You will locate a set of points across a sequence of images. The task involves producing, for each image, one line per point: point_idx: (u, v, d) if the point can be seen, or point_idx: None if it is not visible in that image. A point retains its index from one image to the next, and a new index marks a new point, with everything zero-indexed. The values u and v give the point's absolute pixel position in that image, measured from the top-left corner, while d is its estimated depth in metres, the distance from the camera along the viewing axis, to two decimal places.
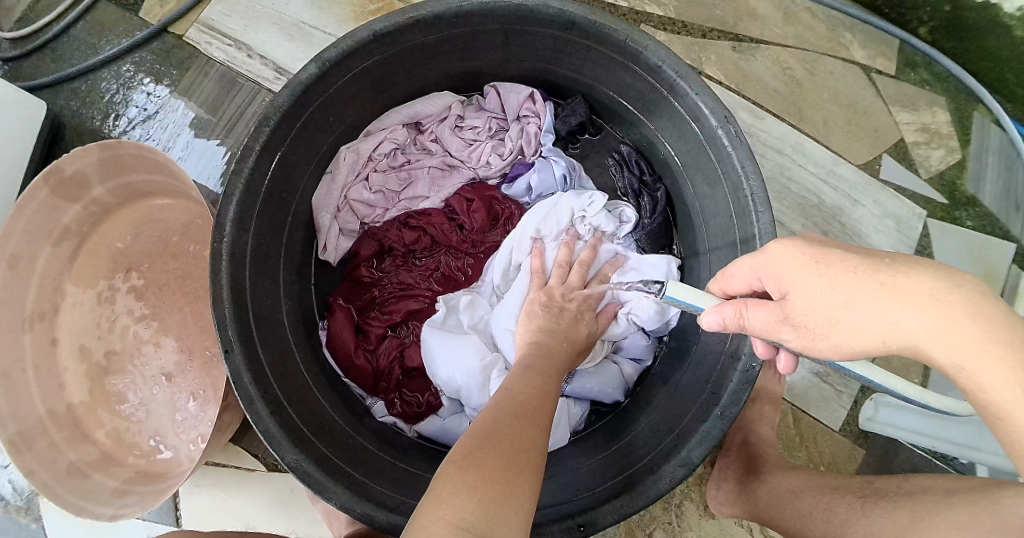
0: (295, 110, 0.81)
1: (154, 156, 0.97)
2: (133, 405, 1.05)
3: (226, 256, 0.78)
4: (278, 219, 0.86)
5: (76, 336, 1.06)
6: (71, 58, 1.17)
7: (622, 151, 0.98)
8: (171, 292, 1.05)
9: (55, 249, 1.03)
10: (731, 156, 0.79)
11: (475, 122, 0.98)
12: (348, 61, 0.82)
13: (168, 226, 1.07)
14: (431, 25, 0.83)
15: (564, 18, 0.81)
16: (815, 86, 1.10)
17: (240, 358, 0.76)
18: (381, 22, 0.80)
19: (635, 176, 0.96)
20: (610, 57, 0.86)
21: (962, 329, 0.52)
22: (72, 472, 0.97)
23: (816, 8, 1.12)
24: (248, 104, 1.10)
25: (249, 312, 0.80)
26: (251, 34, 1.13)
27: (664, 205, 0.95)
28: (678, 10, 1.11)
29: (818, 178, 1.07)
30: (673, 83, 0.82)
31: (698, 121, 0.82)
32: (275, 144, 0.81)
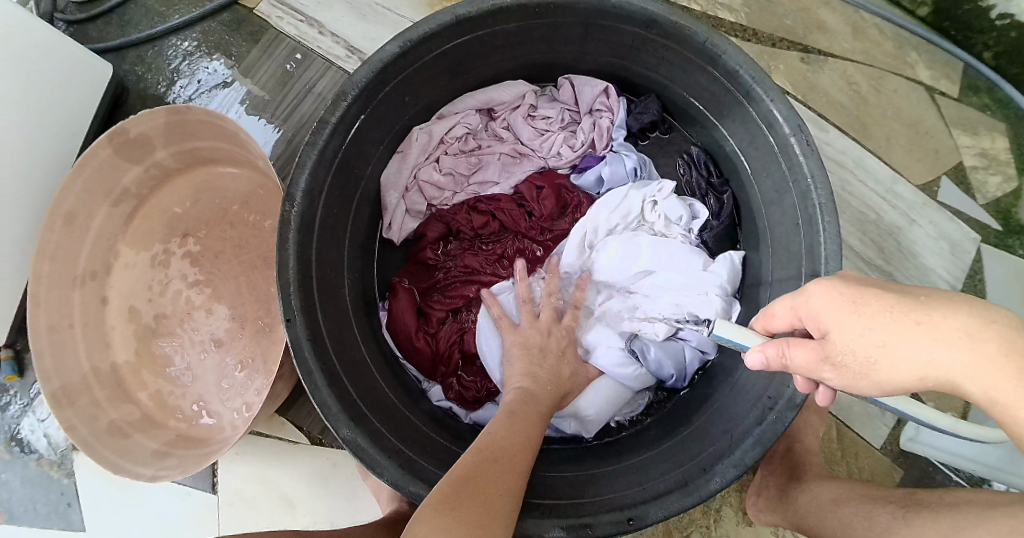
0: (372, 89, 0.82)
1: (221, 125, 0.97)
2: (179, 369, 1.06)
3: (293, 227, 0.79)
4: (346, 194, 0.87)
5: (125, 297, 1.07)
6: (138, 22, 1.19)
7: (691, 152, 0.99)
8: (226, 260, 1.05)
9: (112, 209, 1.04)
10: (802, 165, 0.80)
11: (547, 112, 0.99)
12: (429, 44, 0.83)
13: (228, 195, 1.07)
14: (514, 14, 0.84)
15: (645, 16, 0.82)
16: (880, 102, 1.10)
17: (301, 328, 0.77)
18: (465, 6, 0.81)
19: (703, 177, 0.98)
20: (689, 58, 0.86)
21: (995, 366, 0.51)
22: (112, 431, 0.98)
23: (884, 26, 1.12)
24: (317, 80, 1.12)
25: (314, 285, 0.81)
26: (323, 12, 1.14)
27: (730, 208, 0.97)
28: (749, 17, 1.12)
29: (878, 194, 1.07)
30: (750, 89, 0.82)
31: (770, 126, 0.83)
32: (351, 120, 0.82)
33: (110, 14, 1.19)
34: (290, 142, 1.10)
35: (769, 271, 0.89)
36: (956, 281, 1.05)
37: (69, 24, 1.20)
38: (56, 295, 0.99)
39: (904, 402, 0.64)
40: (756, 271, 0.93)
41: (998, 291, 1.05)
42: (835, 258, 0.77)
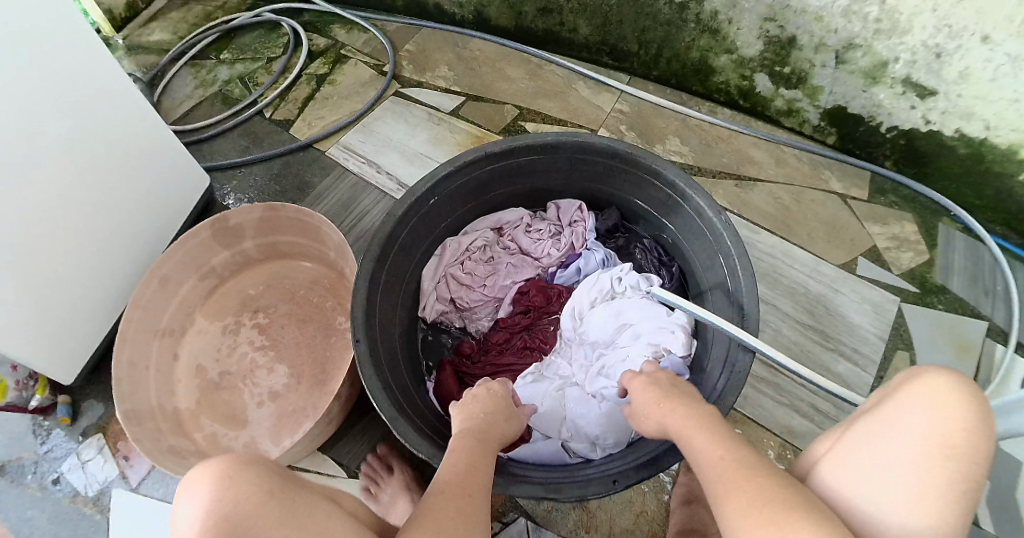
0: (424, 197, 1.13)
1: (307, 219, 1.27)
2: (233, 415, 1.24)
3: (369, 266, 1.05)
4: (399, 269, 1.15)
5: (195, 356, 1.29)
6: (224, 152, 1.57)
7: (644, 242, 1.27)
8: (292, 330, 1.30)
9: (197, 282, 1.31)
10: (724, 236, 1.06)
11: (539, 226, 1.30)
12: (464, 171, 1.16)
13: (297, 281, 1.35)
14: (521, 151, 1.17)
15: (612, 150, 1.15)
16: (800, 210, 1.39)
17: (364, 346, 0.99)
18: (490, 146, 1.15)
19: (655, 257, 1.25)
20: (642, 178, 1.18)
21: (712, 470, 0.76)
22: (172, 452, 1.16)
23: (801, 155, 1.47)
24: (373, 204, 1.46)
25: (375, 319, 1.05)
26: (382, 157, 1.52)
27: (680, 276, 1.23)
28: (694, 159, 1.48)
29: (804, 275, 1.31)
30: (683, 191, 1.11)
31: (699, 216, 1.11)
32: (410, 214, 1.12)
33: (201, 144, 1.59)
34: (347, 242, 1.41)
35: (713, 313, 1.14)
36: (883, 333, 1.24)
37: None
38: (142, 341, 1.23)
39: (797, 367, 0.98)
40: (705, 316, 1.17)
41: (924, 342, 1.23)
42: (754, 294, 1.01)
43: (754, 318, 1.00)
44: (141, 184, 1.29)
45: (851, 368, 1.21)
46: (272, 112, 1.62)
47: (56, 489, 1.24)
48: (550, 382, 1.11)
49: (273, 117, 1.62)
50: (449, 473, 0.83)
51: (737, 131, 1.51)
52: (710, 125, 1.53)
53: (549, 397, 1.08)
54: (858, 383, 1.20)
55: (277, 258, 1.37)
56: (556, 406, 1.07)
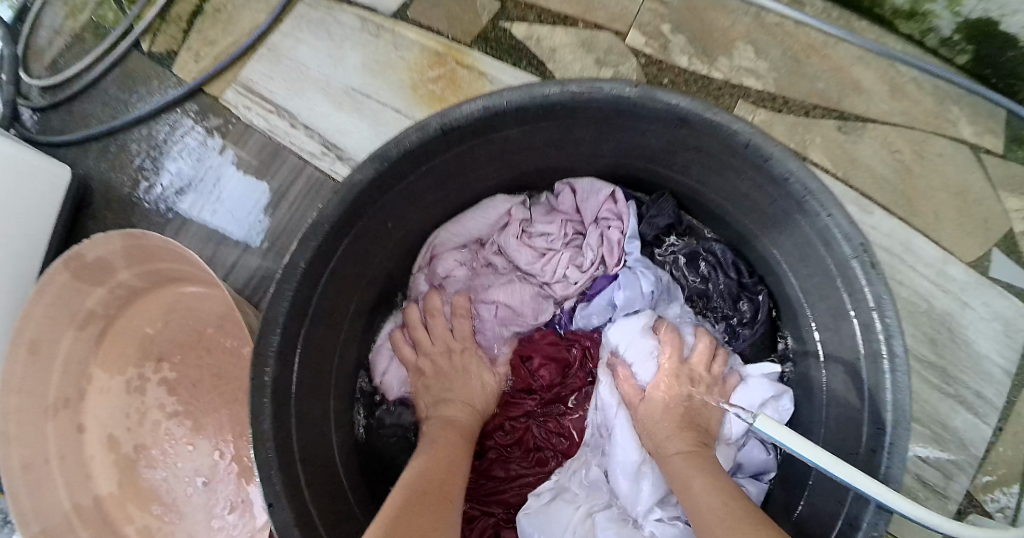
0: (347, 220, 0.73)
1: (175, 251, 0.90)
2: (167, 504, 0.99)
3: (268, 392, 0.70)
4: (324, 348, 0.79)
5: (104, 426, 1.02)
6: (99, 113, 1.10)
7: (714, 251, 0.90)
8: (206, 389, 0.99)
9: (78, 333, 0.99)
10: (866, 291, 0.70)
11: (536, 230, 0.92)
12: (416, 152, 0.73)
13: (202, 315, 1.00)
14: (515, 116, 0.74)
15: (673, 114, 0.72)
16: (923, 171, 1.01)
17: (285, 510, 0.68)
18: (452, 112, 0.71)
19: (732, 277, 0.90)
20: (729, 163, 0.77)
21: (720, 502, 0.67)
22: None
23: (922, 79, 1.03)
24: (291, 181, 1.02)
25: (296, 456, 0.73)
26: (295, 100, 1.05)
27: (766, 312, 0.89)
28: (779, 82, 1.03)
29: (930, 280, 0.98)
30: (803, 200, 0.72)
31: (826, 244, 0.73)
32: (324, 255, 0.73)
33: (72, 103, 1.11)
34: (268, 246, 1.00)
35: (824, 388, 0.81)
36: (1012, 366, 0.96)
37: (34, 111, 1.12)
38: (26, 431, 0.94)
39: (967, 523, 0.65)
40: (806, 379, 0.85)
41: None
42: (905, 423, 0.67)
43: (898, 459, 0.67)
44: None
45: (970, 421, 0.95)
46: (151, 44, 1.11)
47: None
48: (573, 508, 0.79)
49: (156, 50, 1.10)
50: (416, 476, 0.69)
51: (836, 37, 1.04)
52: (796, 26, 1.05)
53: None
54: (974, 439, 0.95)
55: (165, 284, 1.02)
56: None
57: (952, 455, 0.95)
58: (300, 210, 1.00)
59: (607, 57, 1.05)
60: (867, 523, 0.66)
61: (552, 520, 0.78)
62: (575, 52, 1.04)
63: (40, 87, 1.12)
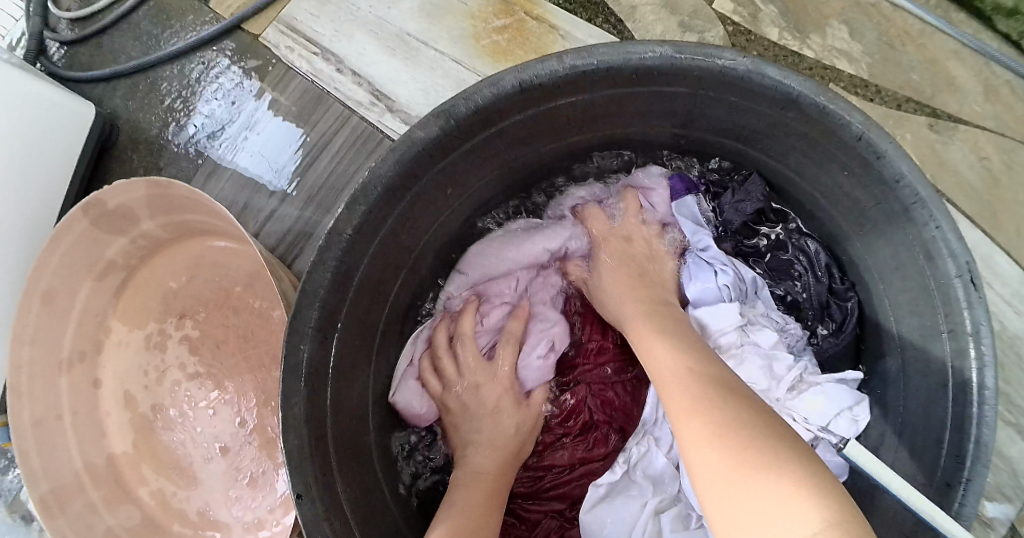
0: (407, 179, 0.67)
1: (205, 202, 0.83)
2: (181, 469, 0.95)
3: (304, 374, 0.63)
4: (366, 323, 0.73)
5: (120, 381, 0.97)
6: (130, 48, 1.01)
7: (810, 250, 0.84)
8: (230, 352, 0.93)
9: (97, 282, 0.94)
10: (964, 313, 0.64)
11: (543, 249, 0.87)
12: (487, 113, 0.66)
13: (230, 274, 0.94)
14: (599, 79, 0.67)
15: (782, 94, 0.65)
16: (1011, 183, 0.94)
17: (319, 506, 0.62)
18: (533, 69, 0.64)
19: (826, 283, 0.83)
20: (831, 153, 0.70)
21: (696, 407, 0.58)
22: None
23: (1019, 82, 0.95)
24: (337, 130, 0.95)
25: (332, 441, 0.67)
26: (343, 43, 0.97)
27: (855, 324, 0.82)
28: (868, 70, 0.96)
29: (1004, 300, 0.92)
30: (908, 207, 0.66)
31: (930, 258, 0.67)
32: (374, 224, 0.67)
33: (101, 37, 1.02)
34: (314, 195, 0.93)
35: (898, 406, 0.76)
36: None
37: (62, 44, 1.03)
38: (41, 384, 0.90)
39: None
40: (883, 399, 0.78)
41: None
42: (987, 459, 0.62)
43: (975, 499, 0.62)
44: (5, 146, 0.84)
45: None
46: None
47: None
48: (641, 505, 0.74)
49: None
50: (446, 535, 0.65)
51: (934, 27, 0.97)
52: (893, 9, 0.97)
53: None
54: None
55: (194, 236, 0.96)
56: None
57: (1007, 486, 0.90)
58: (345, 164, 0.93)
59: (692, 21, 0.97)
60: None
61: (616, 519, 0.74)
62: (657, 13, 0.97)
63: (69, 18, 1.04)
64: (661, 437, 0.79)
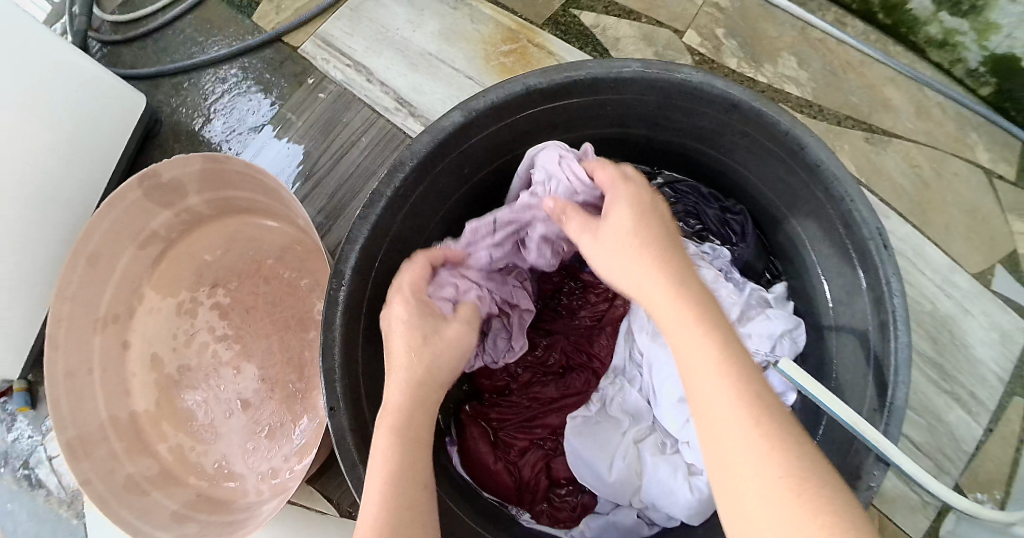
0: (431, 160, 0.77)
1: (259, 177, 0.94)
2: (200, 424, 1.03)
3: (341, 306, 0.74)
4: (394, 278, 0.83)
5: (148, 344, 1.06)
6: (174, 52, 1.15)
7: (699, 190, 1.00)
8: (252, 316, 1.03)
9: (138, 251, 1.03)
10: (875, 266, 0.77)
11: (579, 169, 0.80)
12: (497, 112, 0.79)
13: (263, 247, 1.06)
14: (585, 87, 0.81)
15: (727, 100, 0.79)
16: (941, 187, 1.09)
17: (345, 418, 0.72)
18: (536, 77, 0.77)
19: (721, 212, 0.99)
20: (770, 147, 0.84)
21: (717, 388, 0.53)
22: (129, 487, 0.97)
23: (947, 104, 1.11)
24: (363, 131, 1.07)
25: (360, 371, 0.77)
26: (374, 60, 1.11)
27: (753, 230, 0.98)
28: (815, 92, 1.12)
29: (934, 285, 1.06)
30: (829, 186, 0.79)
31: (848, 227, 0.80)
32: (407, 190, 0.77)
33: (145, 39, 1.16)
34: (342, 185, 1.06)
35: (834, 359, 0.88)
36: (1006, 372, 1.04)
37: (102, 44, 1.17)
38: (80, 341, 0.99)
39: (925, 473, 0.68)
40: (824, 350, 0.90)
41: None
42: (903, 385, 0.73)
43: (897, 420, 0.73)
44: (65, 125, 0.96)
45: (964, 419, 1.02)
46: None
47: (30, 482, 1.09)
48: (619, 433, 0.86)
49: None
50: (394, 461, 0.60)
51: (873, 58, 1.13)
52: (839, 43, 1.14)
53: (620, 462, 0.83)
54: (966, 436, 1.02)
55: (233, 213, 1.07)
56: (630, 475, 0.83)
57: (945, 450, 1.01)
58: (363, 161, 1.06)
59: (664, 52, 1.12)
60: (868, 475, 0.72)
61: (595, 443, 0.85)
62: (636, 43, 1.12)
63: (113, 22, 1.18)
64: (631, 377, 0.90)
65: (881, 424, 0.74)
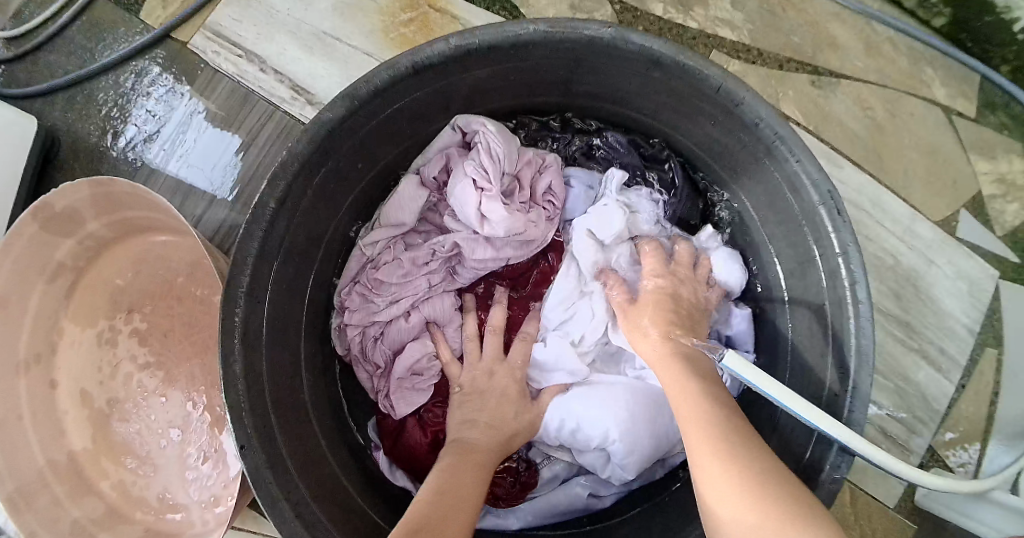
0: (317, 158, 0.71)
1: (149, 198, 0.89)
2: (139, 457, 0.99)
3: (238, 334, 0.68)
4: (296, 288, 0.78)
5: (76, 380, 1.01)
6: (66, 63, 1.07)
7: (612, 141, 0.91)
8: (175, 340, 0.98)
9: (49, 285, 0.98)
10: (831, 236, 0.71)
11: (470, 162, 0.82)
12: (386, 93, 0.72)
13: (171, 266, 1.00)
14: (483, 56, 0.73)
15: (647, 56, 0.71)
16: (895, 129, 1.02)
17: (259, 455, 0.68)
18: (423, 52, 0.69)
19: (640, 158, 0.91)
20: (703, 108, 0.77)
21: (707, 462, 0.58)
22: (75, 532, 0.92)
23: (898, 38, 1.04)
24: (261, 126, 1.01)
25: (268, 400, 0.72)
26: (266, 46, 1.04)
27: (683, 178, 0.90)
28: (752, 35, 1.04)
29: (895, 236, 1.00)
30: (772, 145, 0.73)
31: (795, 191, 0.74)
32: (294, 195, 0.71)
33: (37, 53, 1.08)
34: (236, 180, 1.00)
35: (789, 328, 0.82)
36: (974, 324, 0.99)
37: None
38: (1, 387, 0.94)
39: (892, 459, 0.62)
40: (772, 317, 0.86)
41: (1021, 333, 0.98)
42: (868, 368, 0.68)
43: (861, 402, 0.68)
44: None
45: (933, 376, 0.97)
46: None
47: None
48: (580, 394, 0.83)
49: None
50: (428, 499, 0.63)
51: None
52: None
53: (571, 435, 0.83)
54: (936, 393, 0.97)
55: (132, 234, 1.02)
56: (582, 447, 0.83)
57: (915, 410, 0.97)
58: (266, 155, 1.00)
59: (582, 2, 1.04)
60: (831, 465, 0.68)
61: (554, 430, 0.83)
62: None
63: (5, 38, 1.09)
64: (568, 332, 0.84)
65: (844, 410, 0.69)
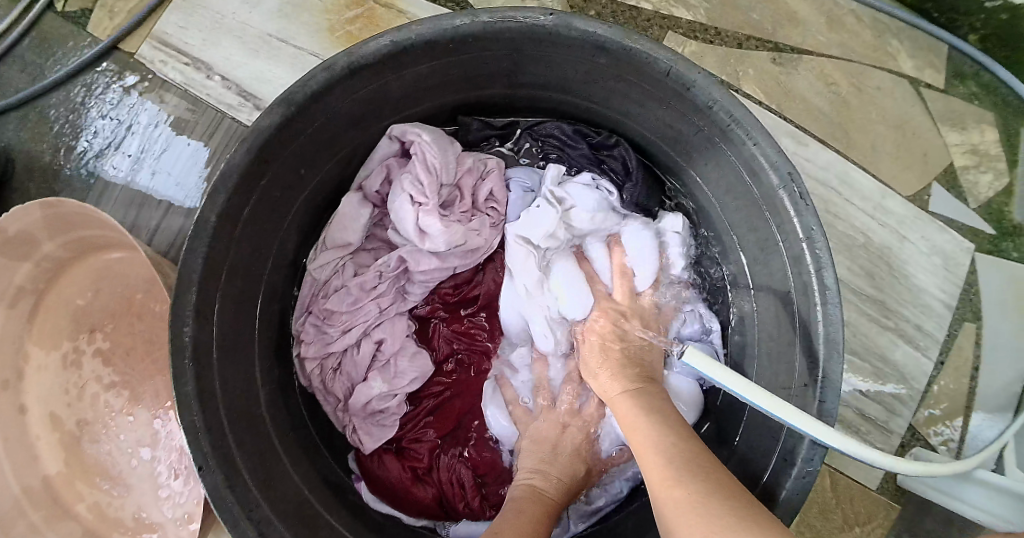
0: (261, 168, 0.69)
1: (99, 217, 0.89)
2: (112, 477, 0.98)
3: (189, 353, 0.67)
4: (249, 301, 0.77)
5: (45, 403, 0.99)
6: (16, 81, 1.06)
7: (561, 130, 0.89)
8: (140, 358, 0.98)
9: (9, 308, 0.96)
10: (795, 221, 0.69)
11: (406, 177, 0.83)
12: (326, 97, 0.70)
13: (132, 281, 0.99)
14: (423, 52, 0.71)
15: (592, 43, 0.70)
16: (862, 104, 1.00)
17: (217, 475, 0.66)
18: (361, 50, 0.68)
19: (589, 145, 0.89)
20: (653, 93, 0.75)
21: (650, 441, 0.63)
22: None
23: (861, 11, 1.02)
24: (212, 135, 1.00)
25: (224, 418, 0.70)
26: (214, 52, 1.02)
27: (634, 162, 0.87)
28: (709, 15, 1.02)
29: (865, 214, 0.98)
30: (727, 129, 0.71)
31: (754, 174, 0.72)
32: (238, 208, 0.70)
33: None
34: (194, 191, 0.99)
35: (756, 319, 0.81)
36: (950, 299, 0.97)
37: None
38: None
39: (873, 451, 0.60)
40: (740, 307, 0.85)
41: (996, 306, 0.97)
42: (837, 356, 0.67)
43: (832, 393, 0.67)
44: None
45: (909, 353, 0.96)
46: (65, 3, 1.06)
47: None
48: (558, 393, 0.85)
49: (68, 9, 1.06)
50: None
51: None
52: None
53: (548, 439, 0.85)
54: (914, 372, 0.96)
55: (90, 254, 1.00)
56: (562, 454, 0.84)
57: (894, 390, 0.96)
58: (220, 163, 0.99)
59: None
60: (803, 459, 0.66)
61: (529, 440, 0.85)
62: None
63: None
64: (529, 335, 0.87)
65: (814, 401, 0.67)
